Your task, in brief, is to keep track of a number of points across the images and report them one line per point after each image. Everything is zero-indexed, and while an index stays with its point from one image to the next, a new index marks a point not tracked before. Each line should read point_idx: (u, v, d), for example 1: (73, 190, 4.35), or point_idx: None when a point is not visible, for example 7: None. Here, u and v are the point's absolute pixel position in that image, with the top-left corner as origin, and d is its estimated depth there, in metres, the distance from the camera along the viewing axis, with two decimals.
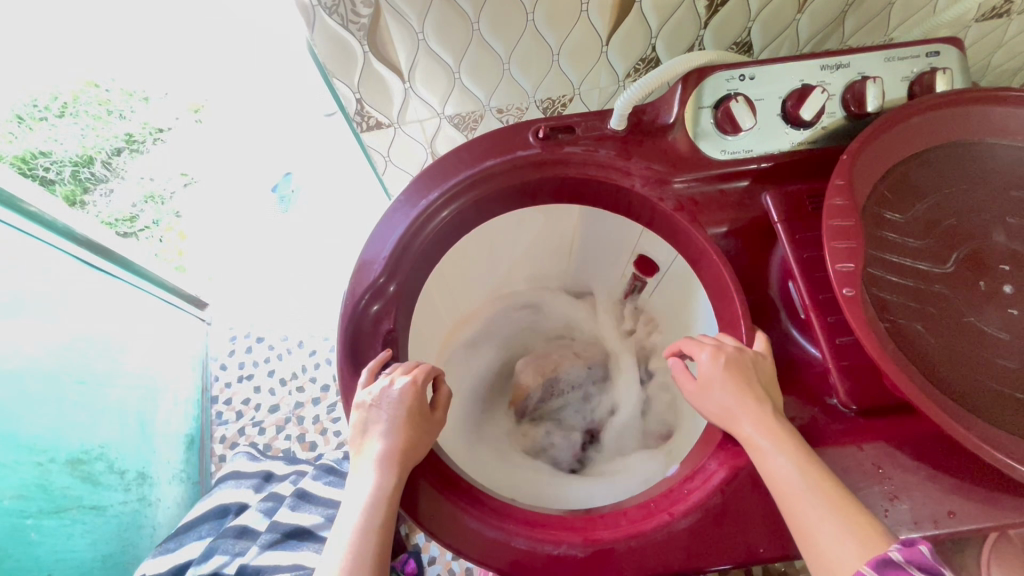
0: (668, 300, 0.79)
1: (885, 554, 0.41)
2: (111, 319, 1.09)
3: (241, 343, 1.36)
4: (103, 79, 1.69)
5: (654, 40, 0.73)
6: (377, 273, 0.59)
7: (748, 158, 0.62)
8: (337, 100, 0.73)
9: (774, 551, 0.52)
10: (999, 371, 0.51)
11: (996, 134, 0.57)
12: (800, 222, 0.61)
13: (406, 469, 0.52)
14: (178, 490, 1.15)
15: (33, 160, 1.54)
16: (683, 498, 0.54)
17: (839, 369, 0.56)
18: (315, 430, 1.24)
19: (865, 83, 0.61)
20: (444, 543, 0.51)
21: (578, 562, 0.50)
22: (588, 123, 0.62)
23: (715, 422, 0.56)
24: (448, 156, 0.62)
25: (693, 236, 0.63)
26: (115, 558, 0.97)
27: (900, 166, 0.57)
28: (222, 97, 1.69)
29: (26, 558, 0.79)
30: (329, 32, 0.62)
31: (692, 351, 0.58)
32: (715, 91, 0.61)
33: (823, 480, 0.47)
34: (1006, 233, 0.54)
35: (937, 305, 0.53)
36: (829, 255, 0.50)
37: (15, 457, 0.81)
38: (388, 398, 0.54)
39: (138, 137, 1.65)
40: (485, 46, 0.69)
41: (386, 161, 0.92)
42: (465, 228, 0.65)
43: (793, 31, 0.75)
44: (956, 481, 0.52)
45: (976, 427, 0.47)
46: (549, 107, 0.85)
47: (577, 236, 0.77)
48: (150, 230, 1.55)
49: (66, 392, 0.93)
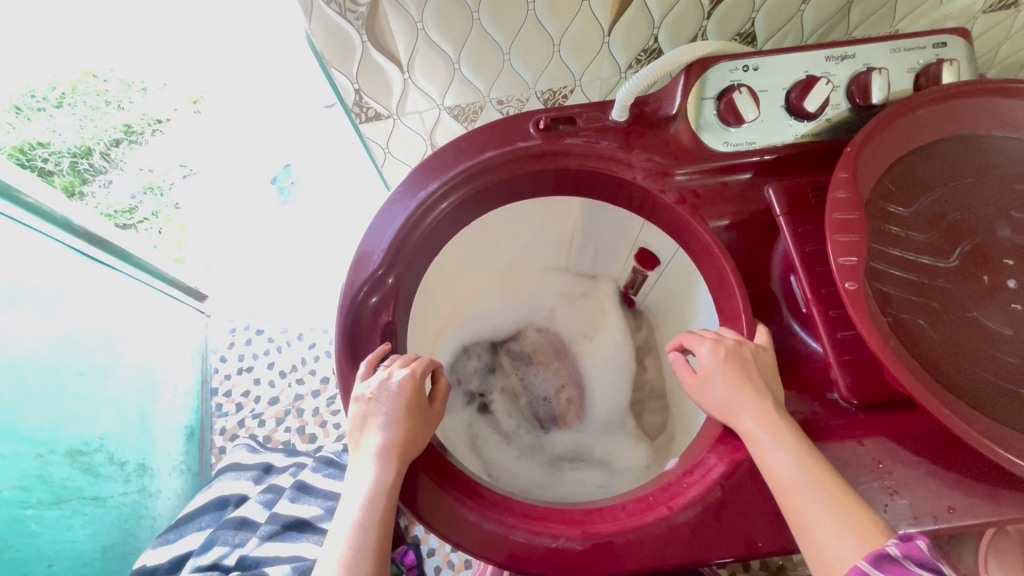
0: (668, 292, 0.79)
1: (882, 549, 0.41)
2: (110, 311, 1.08)
3: (240, 335, 1.36)
4: (101, 69, 1.68)
5: (656, 30, 0.72)
6: (376, 264, 0.58)
7: (750, 151, 0.62)
8: (335, 90, 0.73)
9: (773, 546, 0.52)
10: (1002, 366, 0.50)
11: (1002, 126, 0.56)
12: (804, 215, 0.60)
13: (404, 463, 0.52)
14: (178, 481, 1.16)
15: (31, 150, 1.52)
16: (682, 492, 0.54)
17: (840, 364, 0.55)
18: (315, 422, 1.24)
19: (871, 74, 0.60)
20: (441, 534, 0.51)
21: (575, 555, 0.50)
22: (590, 114, 0.61)
23: (716, 416, 0.56)
24: (447, 147, 0.61)
25: (694, 229, 0.62)
26: (116, 548, 0.97)
27: (904, 159, 0.56)
28: (221, 88, 1.68)
29: (26, 549, 0.79)
30: (326, 21, 0.61)
31: (692, 346, 0.58)
32: (718, 82, 0.60)
33: (822, 475, 0.47)
34: (1010, 227, 0.53)
35: (940, 299, 0.52)
36: (832, 248, 0.49)
37: (14, 448, 0.81)
38: (387, 390, 0.54)
39: (138, 127, 1.64)
40: (485, 36, 0.68)
41: (385, 152, 0.91)
42: (464, 221, 0.65)
43: (797, 21, 0.74)
44: (956, 477, 0.52)
45: (976, 421, 0.46)
46: (550, 98, 0.84)
47: (577, 228, 0.77)
48: (149, 221, 1.55)
49: (65, 384, 0.93)
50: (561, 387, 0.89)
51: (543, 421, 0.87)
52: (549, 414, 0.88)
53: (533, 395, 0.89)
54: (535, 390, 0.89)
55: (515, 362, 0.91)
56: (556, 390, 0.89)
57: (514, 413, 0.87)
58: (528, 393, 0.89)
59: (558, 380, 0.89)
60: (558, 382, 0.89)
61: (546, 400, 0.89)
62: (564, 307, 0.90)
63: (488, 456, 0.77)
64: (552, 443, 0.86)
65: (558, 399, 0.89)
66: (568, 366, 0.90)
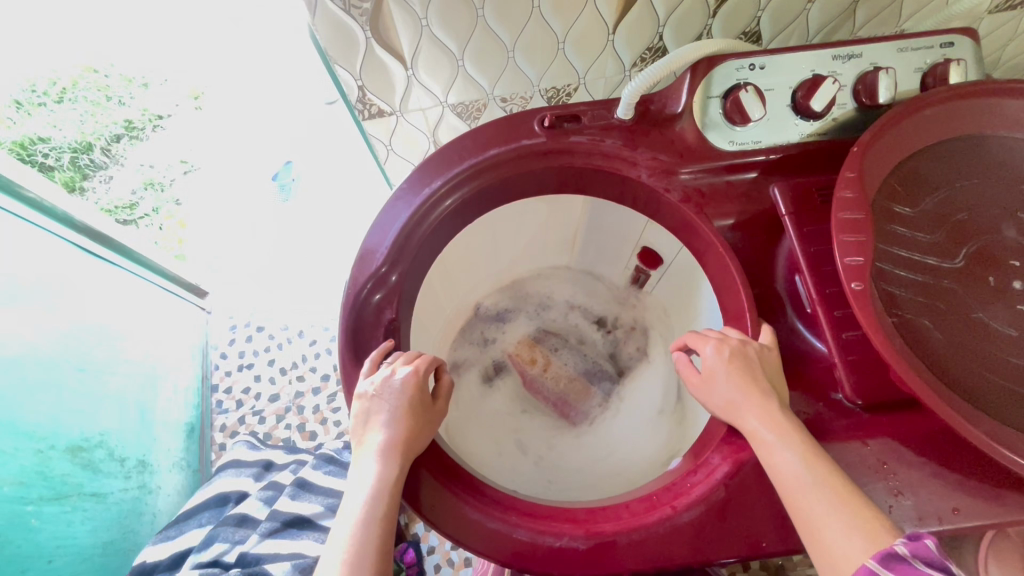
0: (671, 291, 0.79)
1: (890, 549, 0.41)
2: (110, 307, 1.08)
3: (241, 332, 1.35)
4: (102, 64, 1.67)
5: (662, 28, 0.72)
6: (379, 262, 0.58)
7: (756, 150, 0.62)
8: (338, 86, 0.72)
9: (778, 545, 0.51)
10: (1008, 368, 0.50)
11: (1008, 126, 0.56)
12: (810, 214, 0.59)
13: (408, 461, 0.51)
14: (178, 478, 1.16)
15: (32, 146, 1.52)
16: (686, 491, 0.53)
17: (845, 364, 0.55)
18: (316, 420, 1.24)
19: (877, 74, 0.60)
20: (444, 533, 0.50)
21: (578, 554, 0.50)
22: (595, 112, 0.61)
23: (719, 415, 0.56)
24: (450, 144, 0.61)
25: (699, 228, 0.62)
26: (116, 544, 0.97)
27: (910, 159, 0.56)
28: (222, 84, 1.68)
29: (26, 545, 0.79)
30: (330, 17, 0.60)
31: (696, 345, 0.58)
32: (724, 81, 0.60)
33: (829, 475, 0.47)
34: (1017, 228, 0.53)
35: (945, 300, 0.52)
36: (838, 248, 0.49)
37: (14, 444, 0.81)
38: (390, 387, 0.53)
39: (139, 123, 1.63)
40: (490, 32, 0.68)
41: (388, 149, 0.91)
42: (467, 219, 0.65)
43: (803, 20, 0.74)
44: (962, 478, 0.52)
45: (983, 422, 0.46)
46: (554, 96, 0.84)
47: (580, 227, 0.77)
48: (150, 217, 1.54)
49: (66, 379, 0.93)
50: (543, 363, 0.87)
51: (538, 326, 0.89)
52: (544, 324, 0.90)
53: (586, 364, 0.88)
54: (579, 362, 0.88)
55: (595, 347, 0.89)
56: (558, 364, 0.87)
57: (564, 321, 0.90)
58: (577, 342, 0.89)
59: (558, 364, 0.87)
60: (557, 367, 0.87)
61: (558, 350, 0.88)
62: (596, 457, 0.79)
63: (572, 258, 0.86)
64: (527, 321, 0.89)
65: (546, 355, 0.87)
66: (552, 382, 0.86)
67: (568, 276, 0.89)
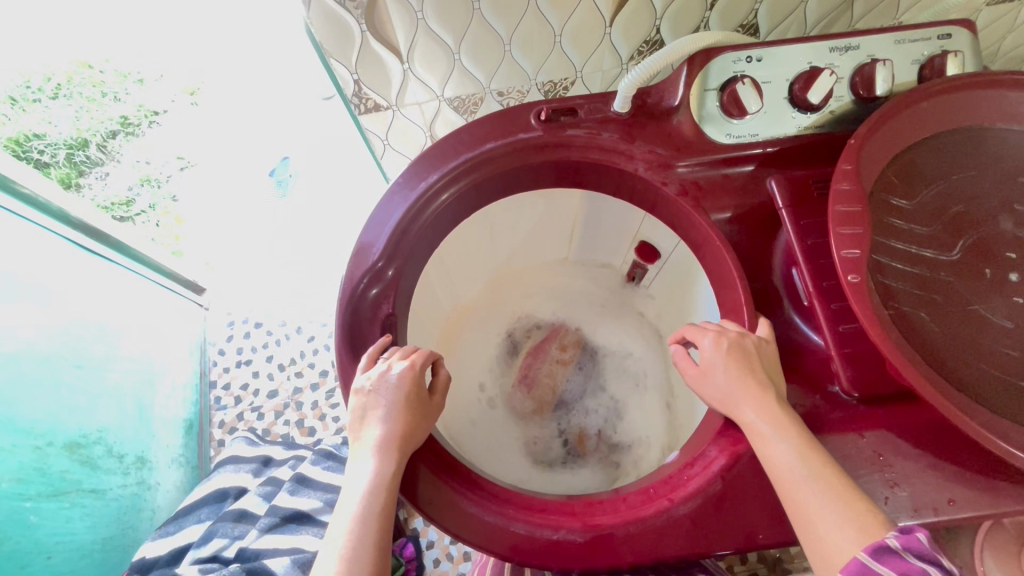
0: (667, 285, 0.80)
1: (881, 541, 0.40)
2: (106, 303, 1.07)
3: (239, 328, 1.35)
4: (96, 60, 1.67)
5: (659, 21, 0.71)
6: (376, 256, 0.58)
7: (753, 143, 0.61)
8: (334, 82, 0.72)
9: (774, 537, 0.52)
10: (1003, 358, 0.50)
11: (1006, 118, 0.56)
12: (805, 207, 0.59)
13: (404, 455, 0.51)
14: (178, 474, 1.15)
15: (27, 142, 1.48)
16: (682, 484, 0.53)
17: (842, 357, 0.55)
18: (315, 415, 1.24)
19: (875, 66, 0.59)
20: (442, 527, 0.50)
21: (577, 547, 0.50)
22: (591, 105, 0.61)
23: (716, 407, 0.56)
24: (447, 138, 0.60)
25: (696, 221, 0.62)
26: (115, 541, 0.98)
27: (908, 151, 0.56)
28: (220, 81, 1.67)
29: (26, 541, 0.80)
30: (325, 10, 0.60)
31: (695, 338, 0.58)
32: (721, 74, 0.60)
33: (823, 467, 0.47)
34: (1014, 220, 0.53)
35: (942, 293, 0.52)
36: (835, 241, 0.49)
37: (12, 440, 0.81)
38: (386, 382, 0.53)
39: (134, 119, 1.62)
40: (486, 25, 0.67)
41: (385, 144, 0.91)
42: (464, 213, 0.64)
43: (801, 12, 0.74)
44: (957, 468, 0.52)
45: (980, 414, 0.46)
46: (551, 90, 0.83)
47: (578, 220, 0.77)
48: (147, 214, 1.53)
49: (63, 376, 0.93)
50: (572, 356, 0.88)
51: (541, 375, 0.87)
52: (569, 390, 0.87)
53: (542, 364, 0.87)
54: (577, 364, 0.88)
55: (539, 347, 0.88)
56: (574, 363, 0.88)
57: (543, 379, 0.87)
58: (554, 380, 0.87)
59: (516, 341, 0.89)
60: (569, 361, 0.88)
61: (580, 381, 0.87)
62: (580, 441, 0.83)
63: (577, 285, 0.90)
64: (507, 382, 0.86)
65: (582, 393, 0.87)
66: (579, 352, 0.88)
67: (594, 287, 0.90)
